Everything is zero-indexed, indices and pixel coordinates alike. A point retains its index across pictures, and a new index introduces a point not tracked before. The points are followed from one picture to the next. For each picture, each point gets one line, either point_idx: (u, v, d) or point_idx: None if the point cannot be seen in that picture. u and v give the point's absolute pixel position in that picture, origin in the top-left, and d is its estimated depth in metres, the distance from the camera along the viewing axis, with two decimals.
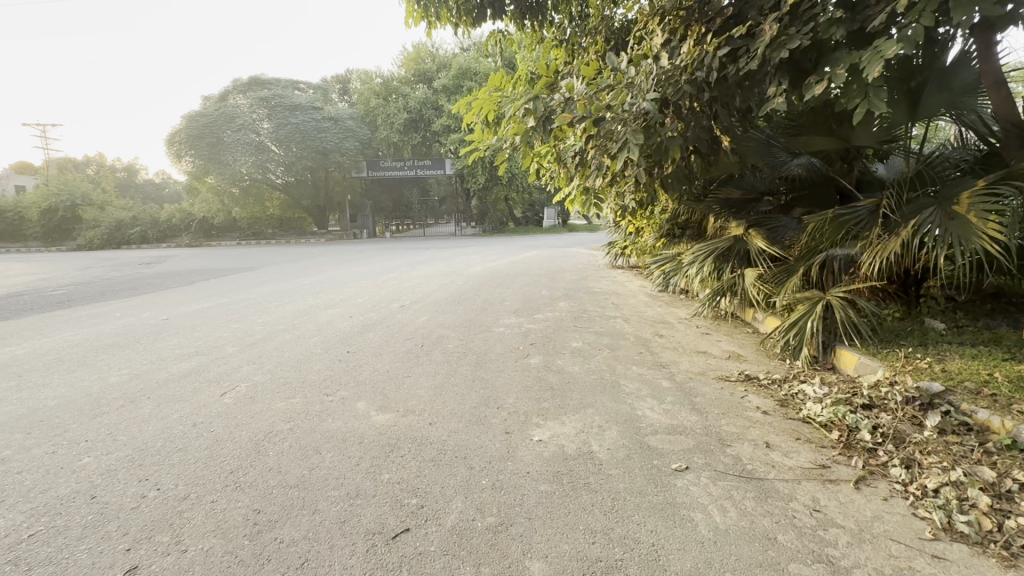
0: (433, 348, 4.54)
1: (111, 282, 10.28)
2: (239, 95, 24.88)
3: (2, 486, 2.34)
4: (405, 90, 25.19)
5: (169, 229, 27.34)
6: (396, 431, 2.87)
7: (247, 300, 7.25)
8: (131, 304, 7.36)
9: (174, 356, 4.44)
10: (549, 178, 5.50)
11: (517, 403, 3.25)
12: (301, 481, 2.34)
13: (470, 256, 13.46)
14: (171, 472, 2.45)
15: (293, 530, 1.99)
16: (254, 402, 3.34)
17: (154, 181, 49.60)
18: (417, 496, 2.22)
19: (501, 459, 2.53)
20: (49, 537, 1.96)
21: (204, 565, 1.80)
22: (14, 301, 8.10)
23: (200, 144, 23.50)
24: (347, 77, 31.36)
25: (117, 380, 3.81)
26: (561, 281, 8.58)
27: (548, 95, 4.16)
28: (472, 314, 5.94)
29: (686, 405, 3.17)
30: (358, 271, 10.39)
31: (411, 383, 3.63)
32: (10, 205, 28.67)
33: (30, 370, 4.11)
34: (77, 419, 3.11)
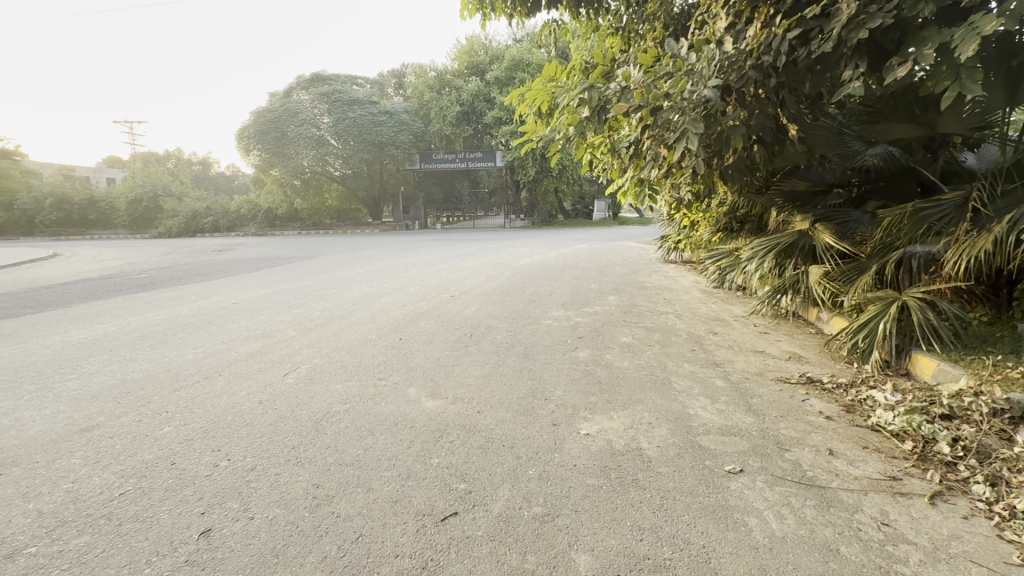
0: (481, 338, 4.60)
1: (187, 267, 11.11)
2: (302, 91, 26.12)
3: (97, 449, 2.60)
4: (458, 83, 25.44)
5: (237, 218, 29.17)
6: (445, 417, 2.94)
7: (307, 287, 7.64)
8: (205, 288, 7.94)
9: (242, 337, 4.75)
10: (602, 170, 5.42)
11: (564, 395, 3.25)
12: (356, 460, 2.46)
13: (519, 249, 13.49)
14: (239, 445, 2.63)
15: (349, 506, 2.09)
16: (314, 383, 3.52)
17: (225, 174, 52.90)
18: (465, 481, 2.27)
19: (548, 450, 2.53)
20: (138, 497, 2.17)
21: (269, 533, 1.92)
22: (107, 282, 8.95)
23: (266, 139, 24.84)
24: (402, 71, 32.07)
25: (193, 358, 4.13)
26: (610, 275, 8.42)
27: (603, 84, 4.05)
28: (520, 306, 5.97)
29: (741, 406, 3.05)
30: (410, 262, 10.68)
31: (460, 371, 3.71)
32: (102, 196, 31.62)
33: (120, 346, 4.54)
34: (159, 392, 3.39)
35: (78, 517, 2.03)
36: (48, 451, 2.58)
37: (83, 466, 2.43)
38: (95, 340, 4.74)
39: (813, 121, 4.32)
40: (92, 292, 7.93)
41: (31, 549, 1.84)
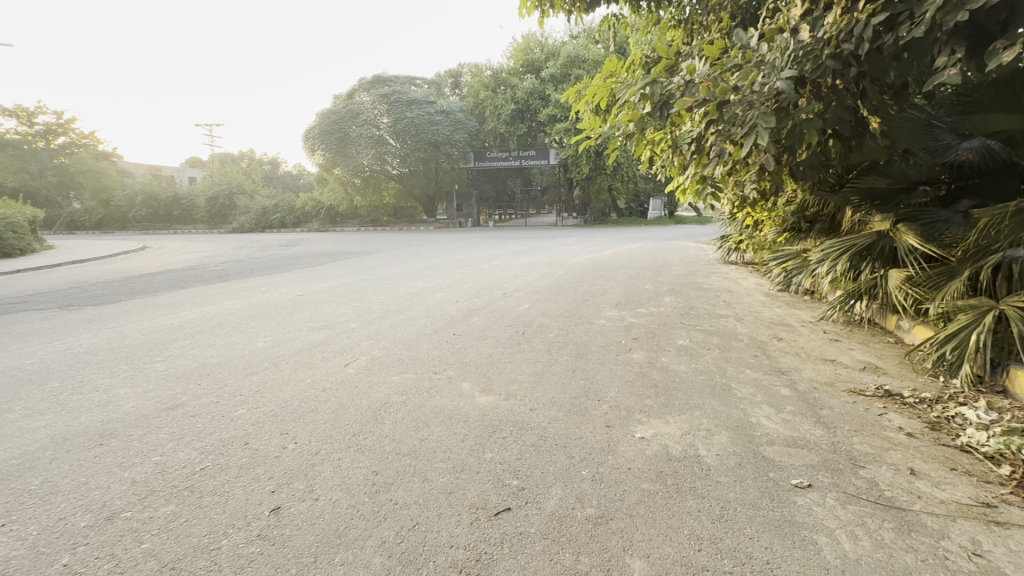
0: (533, 336, 4.61)
1: (258, 261, 11.87)
2: (364, 93, 27.20)
3: (181, 426, 2.83)
4: (513, 82, 25.50)
5: (303, 215, 30.79)
6: (498, 413, 2.97)
7: (366, 282, 7.95)
8: (274, 280, 8.44)
9: (308, 327, 5.02)
10: (660, 167, 5.27)
11: (618, 397, 3.19)
12: (412, 450, 2.53)
13: (571, 248, 13.38)
14: (306, 429, 2.77)
15: (405, 494, 2.16)
16: (373, 373, 3.67)
17: (292, 173, 55.93)
18: (518, 477, 2.28)
19: (601, 452, 2.49)
20: (215, 472, 2.34)
21: (332, 514, 2.02)
22: (188, 273, 9.73)
23: (330, 139, 26.04)
24: (459, 71, 32.62)
25: (264, 345, 4.40)
26: (666, 276, 8.18)
27: (666, 78, 3.92)
28: (572, 305, 5.92)
29: (809, 417, 2.88)
30: (463, 258, 10.85)
31: (512, 368, 3.73)
32: (185, 194, 34.37)
33: (200, 332, 4.92)
34: (234, 376, 3.64)
35: (166, 488, 2.22)
36: (140, 425, 2.84)
37: (170, 441, 2.65)
38: (179, 326, 5.16)
39: (898, 113, 3.99)
40: (176, 282, 8.63)
41: (127, 513, 2.03)
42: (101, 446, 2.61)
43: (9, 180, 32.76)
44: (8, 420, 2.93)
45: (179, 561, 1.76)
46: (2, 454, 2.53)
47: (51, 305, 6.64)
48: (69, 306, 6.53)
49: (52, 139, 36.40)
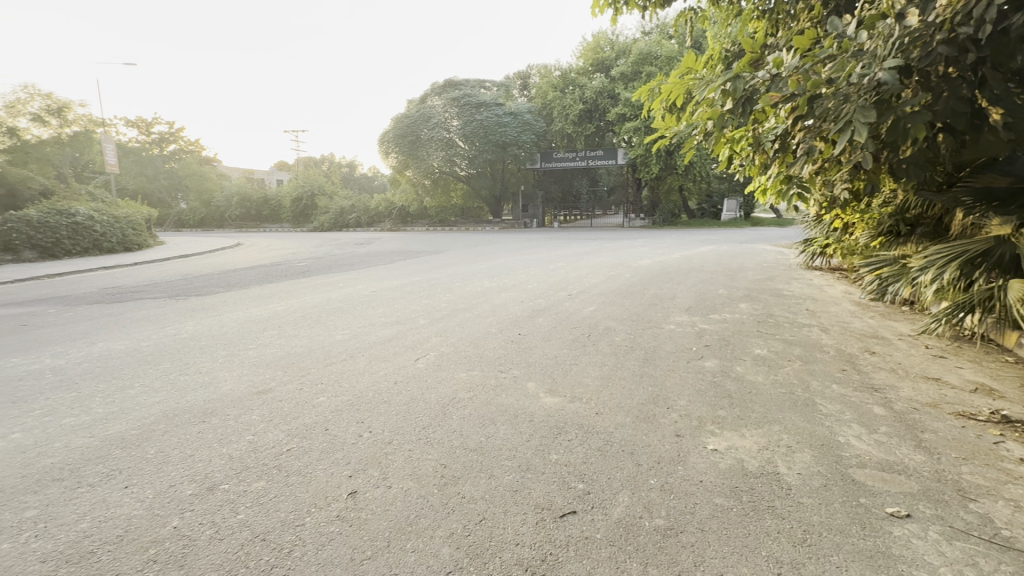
0: (599, 339, 4.54)
1: (336, 258, 12.62)
2: (436, 97, 28.14)
3: (271, 409, 3.07)
4: (582, 81, 25.25)
5: (376, 215, 32.36)
6: (563, 415, 2.96)
7: (435, 280, 8.21)
8: (350, 277, 8.93)
9: (381, 322, 5.27)
10: (738, 166, 5.01)
11: (689, 406, 3.07)
12: (479, 446, 2.59)
13: (638, 250, 13.02)
14: (380, 419, 2.91)
15: (473, 489, 2.21)
16: (441, 369, 3.79)
17: (367, 175, 58.95)
18: (583, 481, 2.26)
19: (671, 462, 2.41)
20: (300, 454, 2.52)
21: (404, 502, 2.11)
22: (275, 269, 10.54)
23: (403, 142, 27.15)
24: (528, 72, 32.88)
25: (342, 338, 4.69)
26: (741, 281, 7.75)
27: (749, 73, 3.70)
28: (640, 308, 5.78)
29: (907, 440, 2.61)
30: (527, 259, 10.93)
31: (578, 371, 3.71)
32: (274, 195, 37.29)
33: (286, 323, 5.32)
34: (316, 365, 3.91)
35: (257, 464, 2.42)
36: (236, 406, 3.12)
37: (261, 422, 2.89)
38: (268, 317, 5.62)
39: None
40: (265, 276, 9.38)
41: (225, 485, 2.25)
42: (204, 422, 2.90)
43: (130, 183, 37.24)
44: (130, 395, 3.34)
45: (269, 532, 1.92)
46: (125, 424, 2.88)
47: (163, 295, 7.46)
48: (178, 296, 7.30)
49: (165, 146, 40.91)
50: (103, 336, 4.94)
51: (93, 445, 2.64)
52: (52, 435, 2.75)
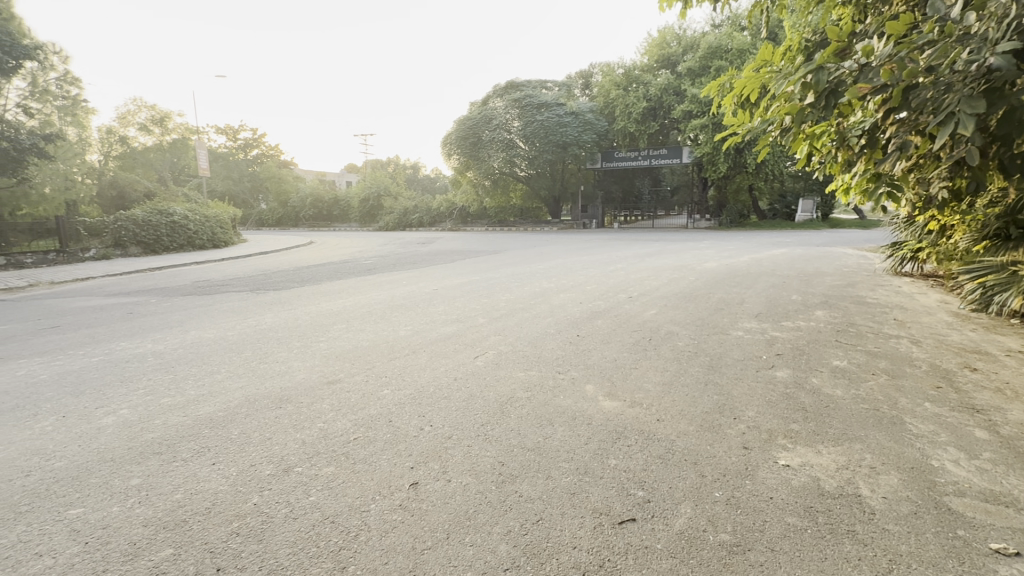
0: (661, 344, 4.40)
1: (400, 256, 13.12)
2: (498, 98, 28.51)
3: (339, 399, 3.24)
4: (647, 78, 24.59)
5: (438, 215, 33.28)
6: (623, 419, 2.90)
7: (493, 279, 8.31)
8: (412, 275, 9.24)
9: (442, 320, 5.41)
10: (817, 164, 4.67)
11: (758, 417, 2.91)
12: (537, 446, 2.59)
13: (703, 251, 12.50)
14: (440, 414, 2.99)
15: (530, 488, 2.21)
16: (500, 367, 3.83)
17: (430, 176, 60.66)
18: (643, 489, 2.20)
19: (738, 475, 2.30)
20: (365, 443, 2.64)
21: (463, 496, 2.15)
22: (344, 266, 11.12)
23: (465, 144, 27.69)
24: (590, 71, 32.52)
25: (406, 333, 4.86)
26: (818, 286, 7.23)
27: (835, 63, 3.42)
28: (705, 313, 5.54)
29: (1015, 470, 2.32)
30: (586, 260, 10.80)
31: (638, 375, 3.61)
32: (344, 196, 39.30)
33: (354, 318, 5.59)
34: (381, 359, 4.08)
35: (327, 450, 2.56)
36: (308, 395, 3.32)
37: (331, 411, 3.06)
38: (338, 311, 5.94)
39: None
40: (334, 273, 9.91)
41: (299, 468, 2.39)
42: (281, 408, 3.11)
43: (219, 185, 40.68)
44: (218, 379, 3.65)
45: (337, 516, 2.02)
46: (213, 406, 3.15)
47: (245, 288, 8.07)
48: (259, 290, 7.89)
49: (249, 151, 44.27)
50: (196, 324, 5.44)
51: (187, 423, 2.91)
52: (153, 412, 3.07)
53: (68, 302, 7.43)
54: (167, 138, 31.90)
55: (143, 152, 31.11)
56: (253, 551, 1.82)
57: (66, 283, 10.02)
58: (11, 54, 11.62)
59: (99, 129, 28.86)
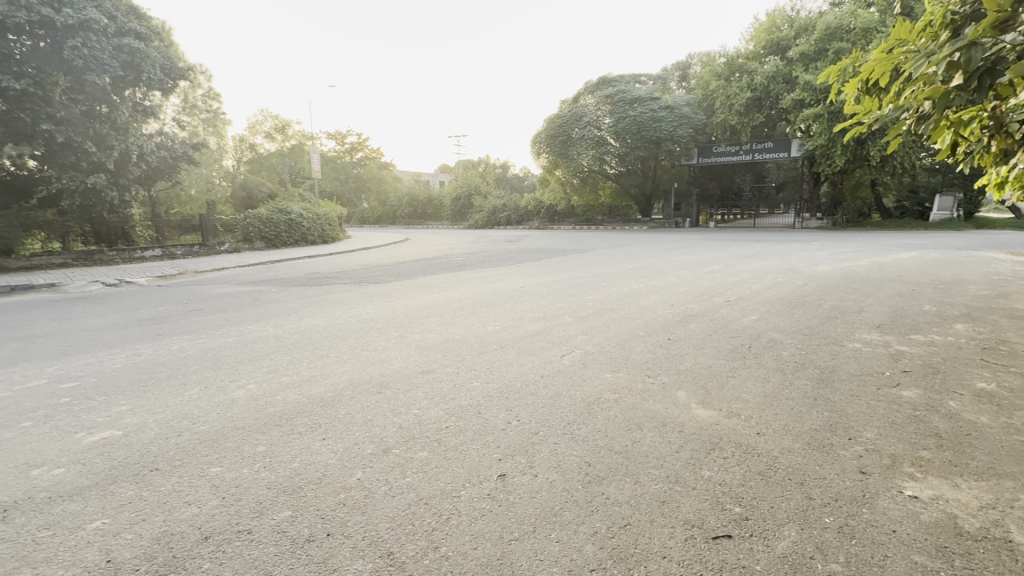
0: (762, 352, 4.09)
1: (489, 254, 13.43)
2: (589, 95, 28.15)
3: (432, 388, 3.41)
4: (752, 67, 22.84)
5: (526, 213, 33.61)
6: (718, 430, 2.74)
7: (580, 278, 8.24)
8: (501, 272, 9.41)
9: (529, 317, 5.48)
10: (966, 153, 4.03)
11: (878, 440, 2.60)
12: (624, 450, 2.54)
13: (815, 254, 11.36)
14: (527, 410, 3.03)
15: (617, 492, 2.17)
16: (587, 367, 3.80)
17: (519, 174, 61.44)
18: (741, 505, 2.07)
19: (852, 502, 2.08)
20: (456, 432, 2.75)
21: (549, 493, 2.17)
22: (436, 262, 11.63)
23: (554, 142, 27.65)
24: (688, 62, 30.95)
25: (494, 329, 4.99)
26: (958, 296, 6.28)
27: (991, 37, 2.92)
28: (815, 321, 5.05)
29: None
30: (679, 261, 10.34)
31: (735, 384, 3.39)
32: (437, 195, 41.06)
33: (446, 312, 5.85)
34: (470, 352, 4.22)
35: (421, 436, 2.71)
36: (405, 382, 3.55)
37: (425, 399, 3.23)
38: (431, 305, 6.24)
39: None
40: (428, 269, 10.40)
41: (396, 450, 2.56)
42: (381, 393, 3.35)
43: (329, 186, 44.52)
44: (326, 363, 4.01)
45: (431, 498, 2.14)
46: (324, 387, 3.47)
47: (349, 281, 8.78)
48: (362, 283, 8.54)
49: (355, 154, 47.96)
50: (309, 312, 6.03)
51: (303, 400, 3.24)
52: (275, 388, 3.46)
53: (210, 289, 8.60)
54: (287, 144, 35.72)
55: (268, 157, 35.10)
56: (357, 522, 1.98)
57: (206, 272, 11.56)
58: (171, 75, 13.63)
59: (233, 138, 33.69)
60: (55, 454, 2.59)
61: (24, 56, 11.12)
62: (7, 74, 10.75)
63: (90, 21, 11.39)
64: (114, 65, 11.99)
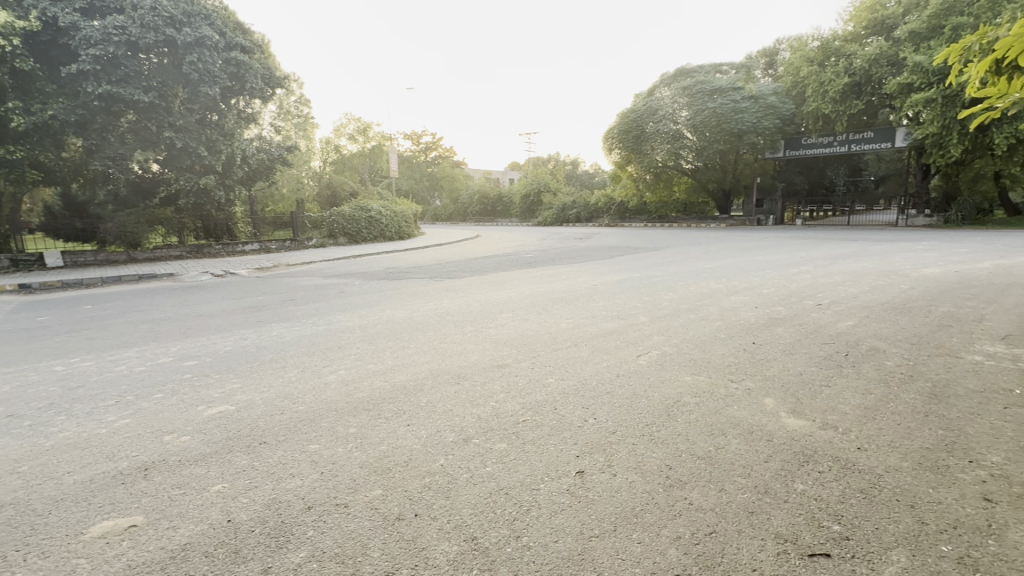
0: (861, 361, 3.76)
1: (560, 251, 13.40)
2: (665, 88, 27.18)
3: (508, 383, 3.48)
4: (851, 49, 20.86)
5: (596, 210, 33.11)
6: (812, 441, 2.57)
7: (653, 277, 8.01)
8: (572, 269, 9.36)
9: (603, 315, 5.42)
10: None
11: (1007, 465, 2.31)
12: (708, 456, 2.45)
13: (923, 255, 10.21)
14: (604, 409, 3.01)
15: (701, 497, 2.11)
16: (664, 368, 3.69)
17: (589, 170, 60.62)
18: (841, 524, 1.93)
19: (975, 532, 1.86)
20: (533, 426, 2.80)
21: (627, 493, 2.15)
22: (507, 258, 11.81)
23: (627, 137, 26.92)
24: (775, 48, 28.91)
25: (567, 326, 4.99)
26: None
27: None
28: (925, 330, 4.56)
29: None
30: (763, 261, 9.72)
31: (831, 395, 3.15)
32: (506, 192, 41.49)
33: (519, 308, 5.92)
34: (545, 348, 4.26)
35: (499, 428, 2.79)
36: (482, 374, 3.66)
37: (501, 393, 3.30)
38: (504, 301, 6.36)
39: None
40: (499, 265, 10.58)
41: (475, 440, 2.65)
42: (459, 384, 3.48)
43: (405, 184, 46.44)
44: (407, 353, 4.22)
45: (512, 488, 2.19)
46: (406, 376, 3.65)
47: (426, 276, 9.14)
48: (437, 278, 8.86)
49: (429, 153, 49.65)
50: (389, 305, 6.36)
51: (388, 387, 3.44)
52: (363, 375, 3.70)
53: (301, 281, 9.31)
54: (367, 145, 37.76)
55: (351, 158, 37.32)
56: (442, 506, 2.08)
57: (297, 265, 12.52)
58: (269, 84, 14.87)
59: (320, 141, 36.11)
60: (183, 422, 2.95)
61: (151, 72, 12.58)
62: (138, 88, 12.19)
63: (204, 38, 12.68)
64: (224, 77, 13.33)
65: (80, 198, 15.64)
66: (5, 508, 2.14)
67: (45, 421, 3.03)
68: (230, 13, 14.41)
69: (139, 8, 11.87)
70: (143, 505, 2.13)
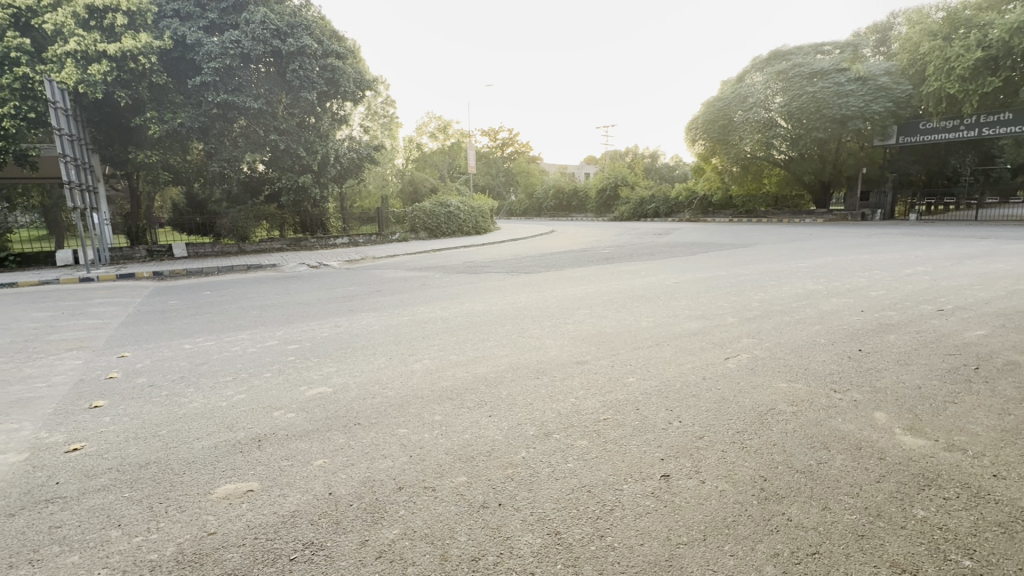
0: (995, 376, 3.29)
1: (638, 247, 13.04)
2: (756, 73, 25.40)
3: (588, 379, 3.45)
4: (985, 18, 18.18)
5: (677, 204, 31.76)
6: (935, 464, 2.29)
7: (741, 276, 7.54)
8: (651, 266, 9.06)
9: (686, 315, 5.18)
10: None
11: None
12: (809, 470, 2.26)
13: None
14: (690, 412, 2.89)
15: (801, 514, 1.96)
16: (756, 373, 3.46)
17: (669, 162, 58.11)
18: (974, 559, 1.71)
19: None
20: (615, 425, 2.75)
21: (718, 503, 2.04)
22: (584, 254, 11.69)
23: (712, 127, 25.52)
24: (889, 24, 26.06)
25: (649, 324, 4.85)
26: None
27: None
28: None
29: None
30: (870, 260, 8.79)
31: (957, 413, 2.78)
32: (582, 187, 41.01)
33: (597, 305, 5.84)
34: (625, 347, 4.16)
35: (580, 425, 2.77)
36: (561, 369, 3.66)
37: (581, 390, 3.27)
38: (581, 297, 6.30)
39: None
40: (575, 261, 10.49)
41: (556, 435, 2.66)
42: (538, 378, 3.50)
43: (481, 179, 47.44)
44: (487, 346, 4.32)
45: (594, 487, 2.17)
46: (486, 368, 3.74)
47: (502, 270, 9.29)
48: (513, 273, 8.96)
49: (505, 149, 50.26)
50: (469, 298, 6.54)
51: (470, 378, 3.54)
52: (446, 365, 3.84)
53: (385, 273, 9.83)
54: (447, 142, 38.97)
55: (431, 155, 38.73)
56: (525, 497, 2.11)
57: (381, 259, 13.25)
58: (360, 86, 15.79)
59: (404, 139, 37.92)
60: (288, 400, 3.24)
61: (259, 81, 13.85)
62: (250, 96, 13.47)
63: (305, 47, 13.74)
64: (321, 82, 14.35)
65: (201, 196, 17.65)
66: (150, 465, 2.48)
67: (179, 391, 3.48)
68: (327, 22, 15.46)
69: (251, 22, 13.09)
70: (259, 472, 2.37)
